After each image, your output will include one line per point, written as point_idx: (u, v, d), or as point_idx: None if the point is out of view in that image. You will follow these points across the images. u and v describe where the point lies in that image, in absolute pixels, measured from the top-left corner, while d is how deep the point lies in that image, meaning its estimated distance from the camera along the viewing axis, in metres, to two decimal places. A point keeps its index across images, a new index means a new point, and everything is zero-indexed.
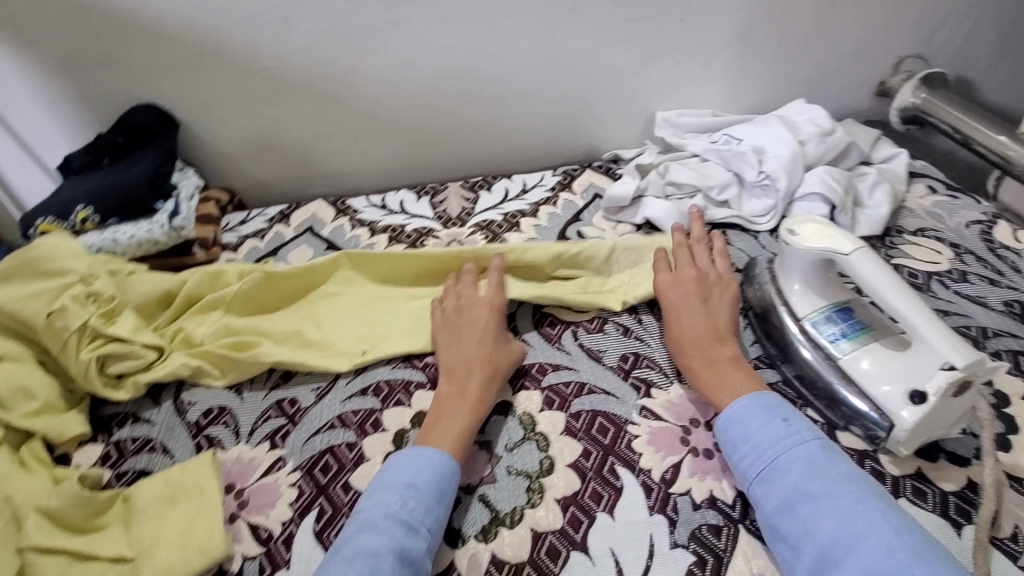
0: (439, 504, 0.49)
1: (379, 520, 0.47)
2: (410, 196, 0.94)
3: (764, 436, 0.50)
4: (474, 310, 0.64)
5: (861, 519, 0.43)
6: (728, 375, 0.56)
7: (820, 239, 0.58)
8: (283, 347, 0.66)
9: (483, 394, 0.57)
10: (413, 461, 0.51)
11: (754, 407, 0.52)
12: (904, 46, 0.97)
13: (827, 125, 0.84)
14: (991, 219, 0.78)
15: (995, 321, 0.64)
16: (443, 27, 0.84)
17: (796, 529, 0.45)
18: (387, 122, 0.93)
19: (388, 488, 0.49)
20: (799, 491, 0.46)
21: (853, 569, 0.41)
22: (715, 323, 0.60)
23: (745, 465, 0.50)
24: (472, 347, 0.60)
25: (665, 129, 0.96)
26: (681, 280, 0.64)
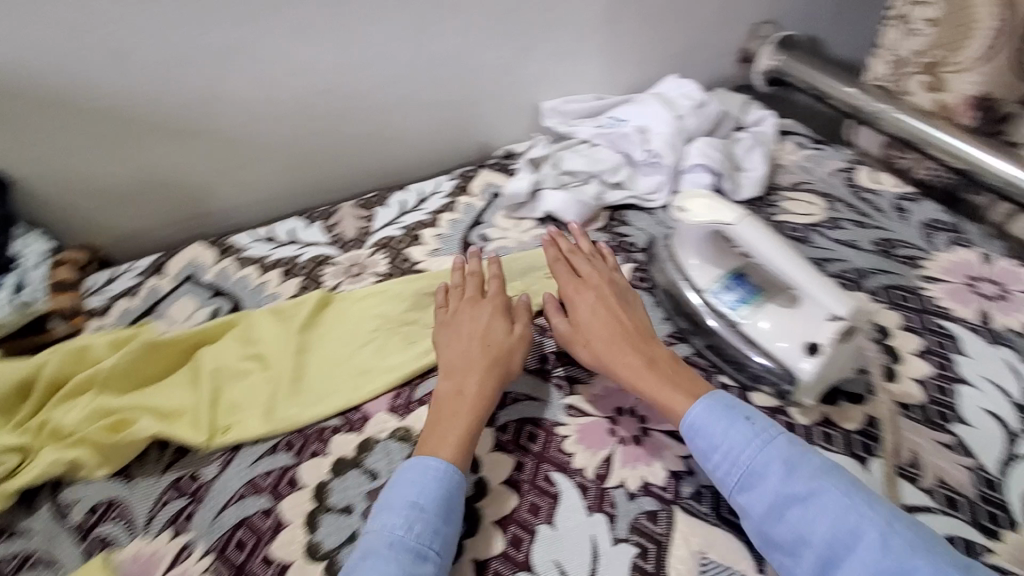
0: (447, 524, 0.47)
1: (387, 546, 0.45)
2: (299, 223, 0.88)
3: (733, 442, 0.48)
4: (483, 303, 0.63)
5: (853, 514, 0.42)
6: (670, 375, 0.54)
7: (706, 211, 0.59)
8: (172, 424, 0.60)
9: (481, 392, 0.55)
10: (419, 477, 0.49)
11: (714, 408, 0.50)
12: (757, 12, 1.03)
13: (699, 96, 0.87)
14: (852, 165, 0.84)
15: (869, 261, 0.69)
16: (302, 42, 0.78)
17: (789, 536, 0.44)
18: (258, 150, 0.86)
19: (392, 509, 0.47)
20: (783, 496, 0.45)
21: (857, 567, 0.41)
22: (642, 328, 0.59)
23: (721, 474, 0.48)
24: (470, 344, 0.59)
25: (553, 118, 0.97)
26: (591, 285, 0.63)
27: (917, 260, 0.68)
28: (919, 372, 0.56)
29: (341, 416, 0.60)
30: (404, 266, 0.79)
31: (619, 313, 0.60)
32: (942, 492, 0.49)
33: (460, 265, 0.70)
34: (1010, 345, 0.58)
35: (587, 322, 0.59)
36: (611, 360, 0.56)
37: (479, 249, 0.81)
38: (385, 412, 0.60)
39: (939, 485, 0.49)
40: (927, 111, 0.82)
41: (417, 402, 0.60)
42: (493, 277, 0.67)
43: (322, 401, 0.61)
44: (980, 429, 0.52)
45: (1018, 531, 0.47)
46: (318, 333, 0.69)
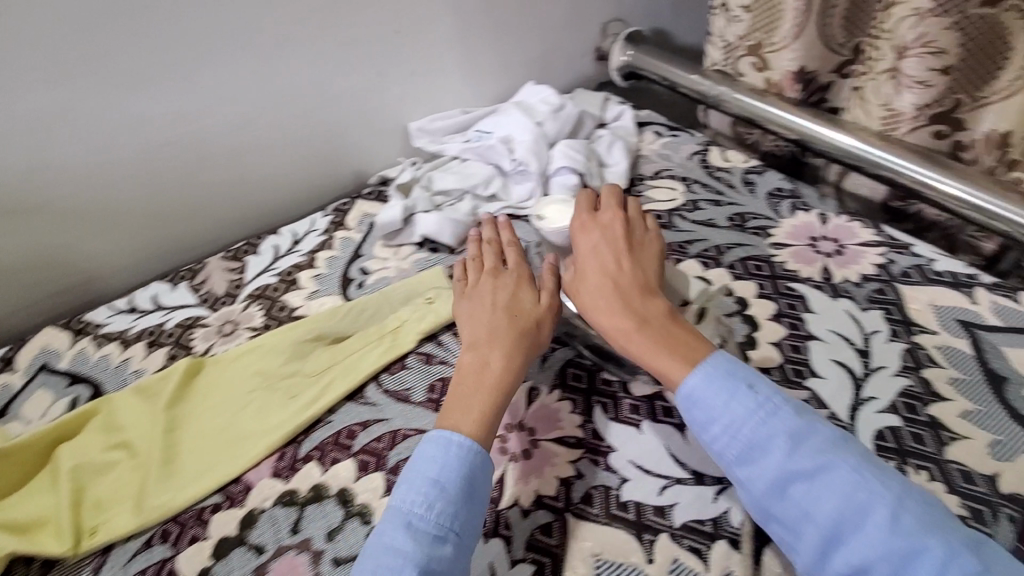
0: (469, 505, 0.46)
1: (407, 525, 0.44)
2: (163, 287, 0.82)
3: (734, 414, 0.46)
4: (508, 276, 0.62)
5: (863, 492, 0.41)
6: (663, 333, 0.52)
7: (559, 216, 0.66)
8: (32, 539, 0.54)
9: (507, 366, 0.53)
10: (441, 453, 0.47)
11: (716, 379, 0.47)
12: (604, 13, 1.08)
13: (556, 101, 0.89)
14: (705, 147, 0.89)
15: (726, 237, 0.73)
16: (133, 96, 0.74)
17: (793, 510, 0.43)
18: (103, 215, 0.79)
19: (413, 485, 0.46)
20: (789, 471, 0.43)
21: (862, 546, 0.40)
22: (640, 281, 0.56)
23: (721, 447, 0.46)
24: (498, 314, 0.58)
25: (422, 138, 0.96)
26: (608, 247, 0.59)
27: (766, 229, 0.73)
28: (775, 335, 0.61)
29: (222, 491, 0.57)
30: (282, 315, 0.75)
31: (614, 267, 0.57)
32: None
33: (477, 234, 0.70)
34: (849, 295, 0.64)
35: (581, 276, 0.58)
36: (598, 317, 0.55)
37: (360, 283, 0.78)
38: (270, 478, 0.57)
39: None
40: (760, 89, 0.88)
41: (303, 459, 0.58)
42: (511, 243, 0.66)
43: (198, 478, 0.57)
44: (830, 379, 0.56)
45: None
46: (192, 405, 0.64)
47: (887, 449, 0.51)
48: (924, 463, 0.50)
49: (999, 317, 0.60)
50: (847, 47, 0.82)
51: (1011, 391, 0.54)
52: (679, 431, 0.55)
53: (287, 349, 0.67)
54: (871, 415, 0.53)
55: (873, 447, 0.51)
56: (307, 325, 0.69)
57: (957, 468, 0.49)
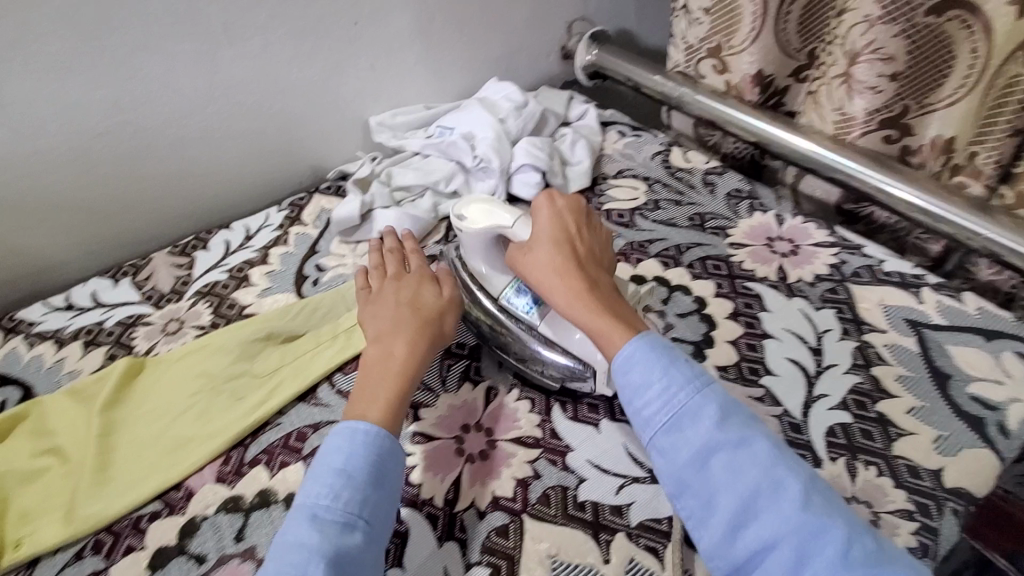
0: (377, 490, 0.44)
1: (313, 518, 0.42)
2: (104, 283, 0.77)
3: (670, 383, 0.45)
4: (408, 274, 0.62)
5: (778, 468, 0.41)
6: (613, 307, 0.52)
7: (482, 217, 0.59)
8: None
9: (411, 354, 0.53)
10: (347, 443, 0.46)
11: (655, 354, 0.47)
12: (569, 12, 1.07)
13: (520, 98, 0.88)
14: (667, 147, 0.90)
15: (686, 237, 0.74)
16: (60, 81, 0.69)
17: (710, 483, 0.42)
18: (30, 208, 0.74)
19: (318, 479, 0.44)
20: (714, 442, 0.42)
21: (773, 521, 0.39)
22: (599, 269, 0.56)
23: (650, 414, 0.45)
24: (399, 308, 0.57)
25: (383, 133, 0.94)
26: (572, 231, 0.56)
27: (725, 229, 0.74)
28: (732, 334, 0.61)
29: (161, 498, 0.54)
30: (231, 312, 0.72)
31: (572, 232, 0.56)
32: None
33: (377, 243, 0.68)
34: (803, 295, 0.65)
35: (537, 238, 0.56)
36: (548, 280, 0.54)
37: (315, 280, 0.76)
38: (213, 484, 0.54)
39: None
40: (721, 91, 0.90)
41: (250, 463, 0.55)
42: (412, 250, 0.66)
43: (132, 487, 0.54)
44: (784, 377, 0.57)
45: (821, 467, 0.51)
46: (130, 409, 0.60)
47: (838, 445, 0.52)
48: (873, 458, 0.51)
49: (943, 316, 0.62)
50: (802, 53, 0.85)
51: (953, 387, 0.56)
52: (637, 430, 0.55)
53: (235, 349, 0.64)
54: (823, 412, 0.54)
55: (824, 443, 0.52)
56: (256, 325, 0.66)
57: (904, 464, 0.51)
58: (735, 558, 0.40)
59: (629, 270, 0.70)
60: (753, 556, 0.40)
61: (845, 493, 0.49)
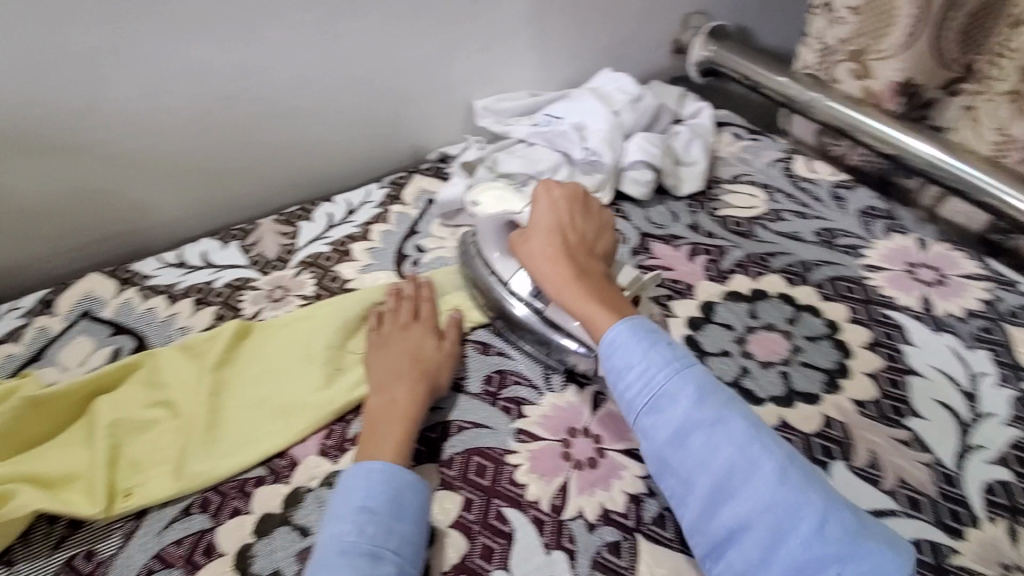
0: (401, 521, 0.44)
1: (338, 555, 0.41)
2: (213, 244, 0.79)
3: (651, 364, 0.45)
4: (416, 321, 0.60)
5: (755, 446, 0.42)
6: (600, 294, 0.51)
7: (497, 202, 0.63)
8: (60, 496, 0.50)
9: (415, 408, 0.52)
10: (363, 482, 0.46)
11: (637, 335, 0.47)
12: (687, 4, 1.01)
13: (635, 91, 0.83)
14: (789, 154, 0.84)
15: (813, 253, 0.68)
16: (193, 42, 0.70)
17: (689, 461, 0.43)
18: (152, 165, 0.76)
19: (338, 518, 0.44)
20: (691, 421, 0.43)
21: (748, 499, 0.40)
22: (594, 260, 0.55)
23: (632, 396, 0.46)
24: (403, 359, 0.56)
25: (487, 117, 0.91)
26: (565, 221, 0.56)
27: (858, 249, 0.68)
28: (871, 365, 0.57)
29: (266, 464, 0.54)
30: (334, 286, 0.73)
31: (567, 221, 0.56)
32: (904, 493, 0.48)
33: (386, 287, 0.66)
34: (951, 330, 0.59)
35: (532, 228, 0.57)
36: (540, 267, 0.54)
37: (415, 261, 0.75)
38: (317, 457, 0.54)
39: (900, 484, 0.49)
40: (856, 98, 0.83)
41: (353, 440, 0.55)
42: (424, 293, 0.63)
43: (239, 450, 0.54)
44: (933, 421, 0.53)
45: (980, 528, 0.46)
46: (238, 372, 0.61)
47: (999, 505, 0.48)
48: None
49: None
50: (956, 64, 0.77)
51: None
52: None
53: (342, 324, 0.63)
54: (978, 465, 0.50)
55: (982, 500, 0.48)
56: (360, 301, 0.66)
57: None
58: (713, 537, 0.41)
59: (749, 283, 0.65)
60: (728, 534, 0.41)
61: (1006, 559, 0.45)
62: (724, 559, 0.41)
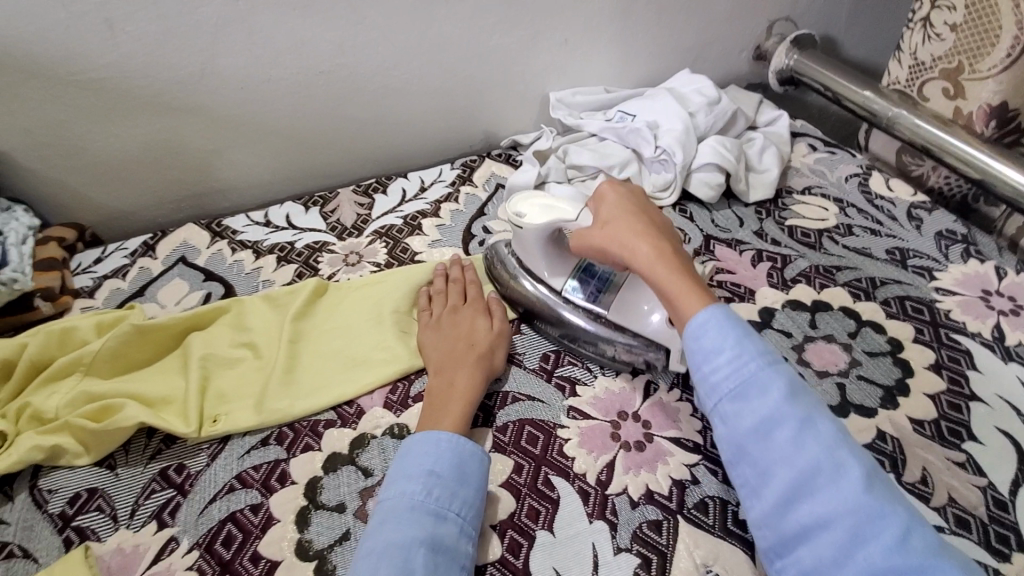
0: (465, 486, 0.47)
1: (407, 512, 0.44)
2: (296, 208, 0.85)
3: (743, 353, 0.44)
4: (464, 304, 0.63)
5: (843, 450, 0.40)
6: (691, 274, 0.51)
7: (545, 211, 0.61)
8: (158, 413, 0.56)
9: (471, 383, 0.55)
10: (431, 448, 0.49)
11: (727, 319, 0.45)
12: (773, 10, 1.00)
13: (713, 93, 0.84)
14: (866, 170, 0.82)
15: (881, 270, 0.68)
16: (302, 19, 0.75)
17: (771, 452, 0.41)
18: (250, 129, 0.82)
19: (407, 478, 0.47)
20: (778, 415, 0.42)
21: (829, 500, 0.38)
22: (675, 245, 0.55)
23: (717, 380, 0.44)
24: (457, 342, 0.59)
25: (560, 110, 0.94)
26: (640, 210, 0.57)
27: (930, 271, 0.68)
28: (931, 387, 0.56)
29: (335, 410, 0.59)
30: (404, 257, 0.77)
31: (644, 211, 0.57)
32: (953, 512, 0.48)
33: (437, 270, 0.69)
34: (1021, 361, 0.58)
35: (607, 216, 0.57)
36: (631, 245, 0.54)
37: (481, 241, 0.79)
38: (381, 409, 0.59)
39: (949, 503, 0.49)
40: (944, 119, 0.81)
41: (415, 398, 0.59)
42: (471, 282, 0.66)
43: (313, 395, 0.59)
44: (991, 447, 0.52)
45: None
46: (314, 324, 0.66)
47: None
48: None
49: None
50: None
51: None
52: None
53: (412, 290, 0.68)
54: None
55: None
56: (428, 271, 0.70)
57: None
58: (785, 529, 0.40)
59: (812, 293, 0.65)
60: (802, 530, 0.39)
61: None
62: (793, 556, 0.40)
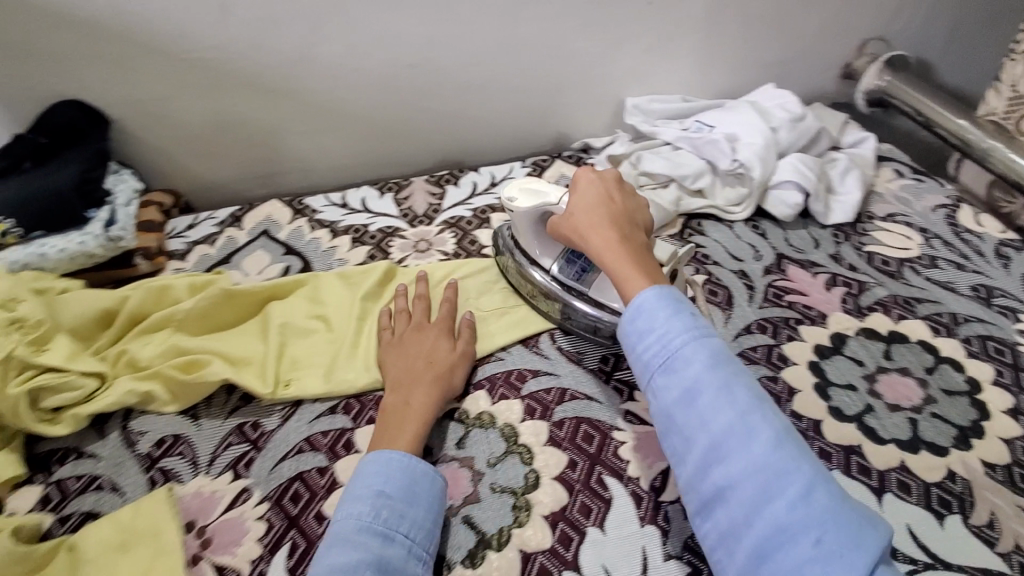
0: (414, 508, 0.46)
1: (355, 533, 0.43)
2: (372, 192, 0.88)
3: (671, 326, 0.43)
4: (430, 323, 0.62)
5: (756, 414, 0.38)
6: (645, 263, 0.50)
7: (532, 195, 0.61)
8: (239, 371, 0.60)
9: (427, 404, 0.54)
10: (381, 467, 0.48)
11: (663, 300, 0.44)
12: (867, 28, 0.97)
13: (797, 110, 0.82)
14: (955, 202, 0.78)
15: (965, 307, 0.65)
16: (394, 14, 0.78)
17: (692, 420, 0.40)
18: (332, 115, 0.86)
19: (357, 498, 0.46)
20: (698, 383, 0.40)
21: (740, 461, 0.37)
22: (634, 234, 0.53)
23: (647, 356, 0.43)
24: (417, 362, 0.58)
25: (636, 116, 0.93)
26: (607, 198, 0.55)
27: (1017, 312, 0.64)
28: (1009, 433, 0.54)
29: None
30: (472, 248, 0.79)
31: (610, 199, 0.55)
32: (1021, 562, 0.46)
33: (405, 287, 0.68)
34: None
35: (573, 206, 0.56)
36: (588, 237, 0.53)
37: None
38: None
39: (1019, 552, 0.47)
40: None
41: (474, 385, 0.60)
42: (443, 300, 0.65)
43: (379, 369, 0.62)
44: None
45: None
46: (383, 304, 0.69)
47: None
48: None
49: None
50: None
51: None
52: (874, 494, 0.50)
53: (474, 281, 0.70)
54: None
55: None
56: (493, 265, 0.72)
57: None
58: (704, 495, 0.39)
59: (888, 323, 0.63)
60: (719, 494, 0.38)
61: None
62: (712, 520, 0.38)
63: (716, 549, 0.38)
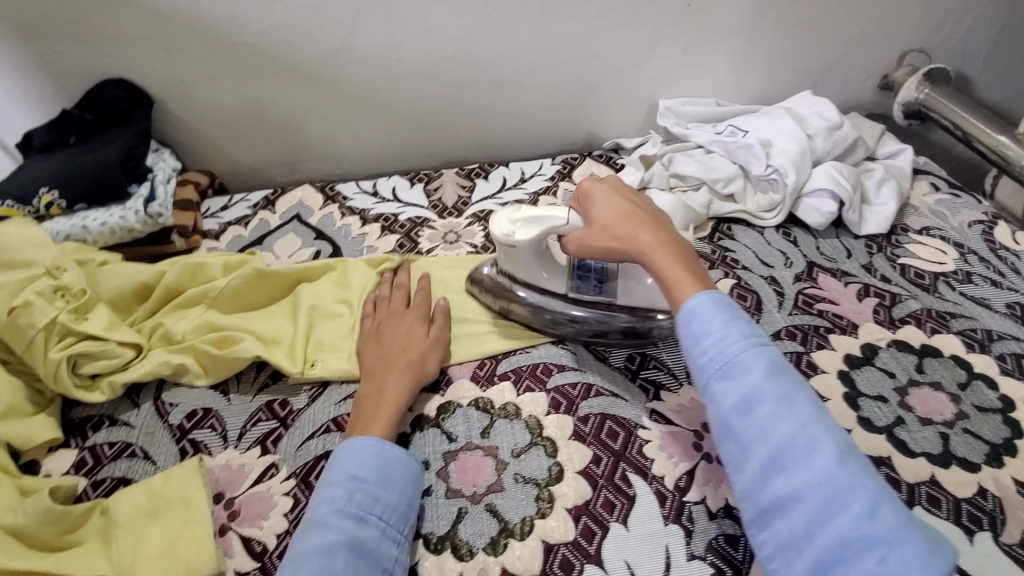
0: (387, 491, 0.47)
1: (330, 517, 0.45)
2: (403, 183, 0.89)
3: (729, 331, 0.41)
4: (407, 311, 0.63)
5: (819, 425, 0.37)
6: (692, 263, 0.48)
7: (530, 224, 0.59)
8: (269, 350, 0.61)
9: (399, 390, 0.55)
10: (355, 453, 0.49)
11: (717, 305, 0.43)
12: (908, 39, 0.95)
13: (834, 117, 0.80)
14: (992, 219, 0.77)
15: (1000, 324, 0.64)
16: (435, 8, 0.79)
17: (751, 429, 0.39)
18: (368, 103, 0.86)
19: (331, 484, 0.47)
20: (758, 391, 0.39)
21: (803, 474, 0.36)
22: (666, 233, 0.51)
23: (702, 359, 0.42)
24: (391, 349, 0.59)
25: (668, 118, 0.93)
26: (627, 204, 0.52)
27: None
28: None
29: None
30: None
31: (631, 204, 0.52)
32: None
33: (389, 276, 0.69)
34: None
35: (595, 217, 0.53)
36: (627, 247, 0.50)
37: None
38: (468, 381, 0.60)
39: None
40: None
41: (500, 376, 0.61)
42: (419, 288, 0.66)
43: None
44: None
45: None
46: None
47: None
48: None
49: None
50: None
51: None
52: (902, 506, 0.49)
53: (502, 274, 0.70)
54: None
55: None
56: None
57: None
58: (761, 504, 0.38)
59: (921, 337, 0.62)
60: (778, 504, 0.37)
61: None
62: (769, 530, 0.37)
63: (773, 559, 0.37)
